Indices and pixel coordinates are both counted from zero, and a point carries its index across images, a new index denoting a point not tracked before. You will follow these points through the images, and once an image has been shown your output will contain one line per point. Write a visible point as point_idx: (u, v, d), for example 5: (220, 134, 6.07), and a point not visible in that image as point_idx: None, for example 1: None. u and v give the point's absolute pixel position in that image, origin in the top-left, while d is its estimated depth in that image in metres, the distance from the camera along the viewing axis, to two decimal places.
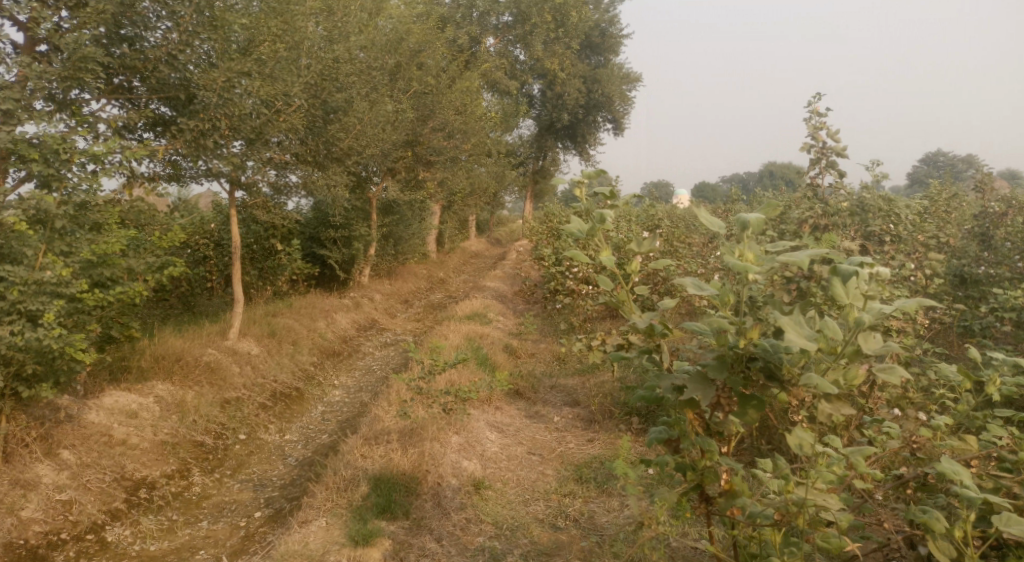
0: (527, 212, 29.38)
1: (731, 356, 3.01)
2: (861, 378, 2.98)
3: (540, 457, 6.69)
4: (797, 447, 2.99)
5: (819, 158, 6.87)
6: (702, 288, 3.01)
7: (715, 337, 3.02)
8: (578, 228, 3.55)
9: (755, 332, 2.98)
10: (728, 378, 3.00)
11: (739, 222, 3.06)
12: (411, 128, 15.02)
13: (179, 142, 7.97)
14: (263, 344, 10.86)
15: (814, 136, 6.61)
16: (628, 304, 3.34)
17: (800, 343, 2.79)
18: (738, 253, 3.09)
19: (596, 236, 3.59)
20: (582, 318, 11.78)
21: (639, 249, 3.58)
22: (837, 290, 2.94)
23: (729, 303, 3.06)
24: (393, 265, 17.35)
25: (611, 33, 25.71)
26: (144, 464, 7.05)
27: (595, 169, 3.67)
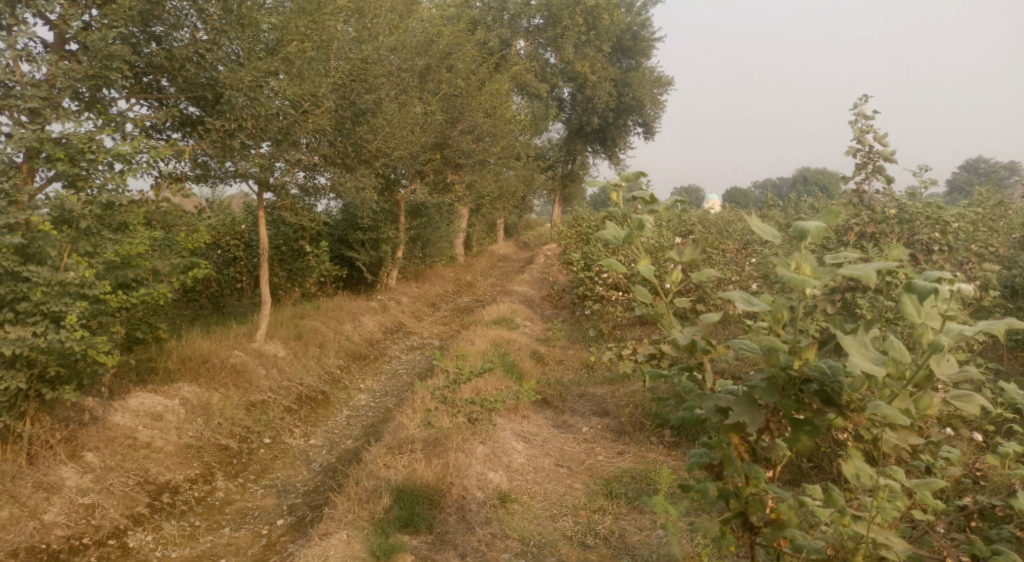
0: (555, 216, 29.21)
1: (783, 379, 2.84)
2: (935, 408, 2.79)
3: (568, 470, 6.53)
4: (855, 477, 2.85)
5: (864, 163, 6.66)
6: (752, 303, 2.84)
7: (765, 357, 2.85)
8: (615, 236, 3.37)
9: (811, 352, 2.81)
10: (779, 402, 2.82)
11: (797, 231, 2.86)
12: (440, 130, 14.93)
13: (207, 142, 7.94)
14: (290, 346, 10.81)
15: (860, 140, 6.45)
16: (668, 318, 3.16)
17: (865, 367, 2.68)
18: (794, 265, 2.89)
19: (634, 244, 3.41)
20: (611, 324, 11.60)
21: (681, 259, 3.39)
22: (909, 309, 2.76)
23: (782, 320, 2.85)
24: (421, 268, 17.28)
25: (643, 35, 25.47)
26: (167, 468, 7.00)
27: (635, 172, 3.47)
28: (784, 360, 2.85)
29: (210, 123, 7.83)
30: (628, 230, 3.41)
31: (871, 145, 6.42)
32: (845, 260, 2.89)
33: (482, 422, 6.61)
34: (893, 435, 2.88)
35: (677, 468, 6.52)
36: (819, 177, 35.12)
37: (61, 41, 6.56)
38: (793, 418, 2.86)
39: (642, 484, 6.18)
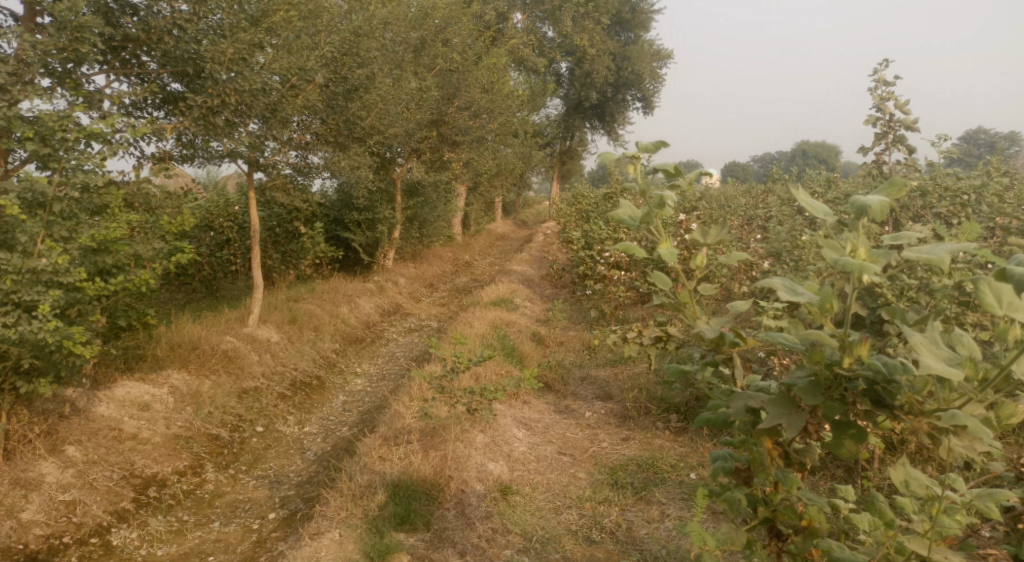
0: (554, 194, 28.83)
1: (827, 377, 2.55)
2: (1019, 417, 2.57)
3: (573, 458, 6.27)
4: (905, 484, 2.67)
5: (884, 133, 6.38)
6: (797, 291, 2.55)
7: (808, 352, 2.57)
8: (629, 215, 3.09)
9: (864, 347, 2.51)
10: (823, 403, 2.54)
11: (855, 207, 2.58)
12: (436, 106, 14.56)
13: (188, 119, 7.57)
14: (284, 330, 10.52)
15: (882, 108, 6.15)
16: (691, 307, 2.86)
17: (941, 370, 2.39)
18: (849, 249, 2.61)
19: (654, 222, 3.09)
20: (613, 305, 11.32)
21: (704, 240, 3.10)
22: (988, 299, 2.55)
23: (832, 310, 2.55)
24: (418, 248, 16.97)
25: (641, 9, 24.95)
26: (155, 460, 6.75)
27: (655, 140, 3.17)
28: (832, 355, 2.57)
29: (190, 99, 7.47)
30: (645, 208, 3.12)
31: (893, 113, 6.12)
32: (906, 241, 2.60)
33: (484, 411, 6.30)
34: (952, 440, 2.57)
35: (686, 455, 6.26)
36: (819, 151, 34.68)
37: (31, 13, 6.22)
38: (836, 421, 2.58)
39: (650, 474, 5.93)
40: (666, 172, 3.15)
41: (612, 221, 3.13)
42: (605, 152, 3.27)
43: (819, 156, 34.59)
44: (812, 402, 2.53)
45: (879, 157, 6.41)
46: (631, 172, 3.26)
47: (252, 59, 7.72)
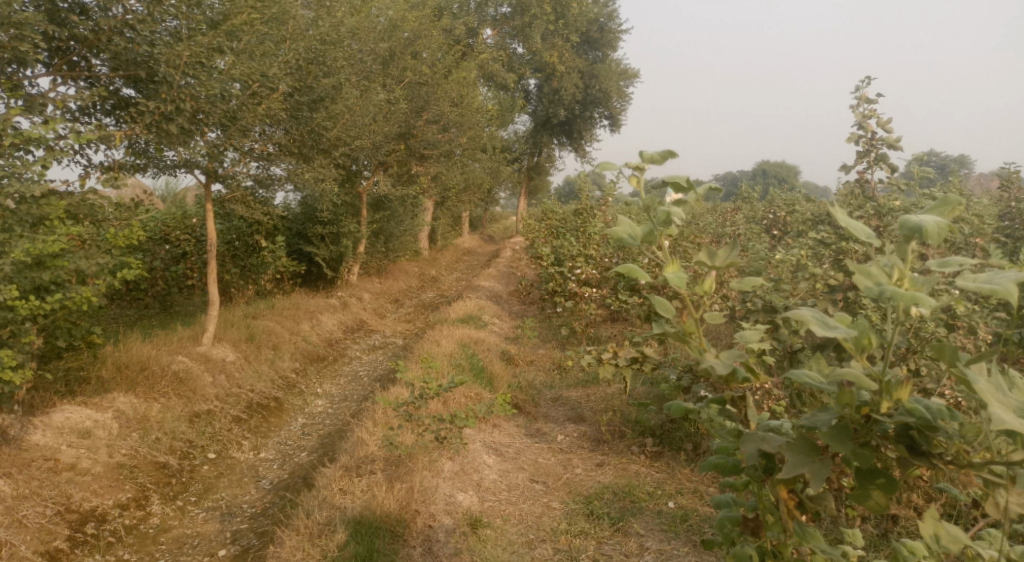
0: (521, 210, 28.57)
1: (855, 421, 2.43)
2: None
3: (545, 486, 5.91)
4: (930, 537, 2.65)
5: (866, 151, 6.14)
6: (829, 327, 2.40)
7: (837, 394, 2.44)
8: (628, 233, 2.80)
9: (904, 391, 2.41)
10: (850, 451, 2.41)
11: (907, 230, 2.45)
12: (404, 119, 14.21)
13: (139, 124, 7.08)
14: (241, 349, 10.02)
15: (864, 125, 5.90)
16: (697, 339, 2.67)
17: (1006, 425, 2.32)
18: (894, 277, 2.51)
19: (656, 241, 2.84)
20: (585, 323, 11.03)
21: (712, 263, 2.81)
22: None
23: (867, 347, 2.42)
24: (383, 263, 16.55)
25: (610, 27, 24.90)
26: (94, 493, 6.28)
27: (663, 150, 2.90)
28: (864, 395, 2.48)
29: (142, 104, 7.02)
30: (647, 226, 2.86)
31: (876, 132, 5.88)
32: (959, 268, 2.43)
33: (452, 440, 5.87)
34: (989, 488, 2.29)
35: (663, 481, 5.93)
36: (781, 171, 34.89)
37: None
38: (864, 470, 2.46)
39: (627, 503, 5.57)
40: (676, 184, 2.97)
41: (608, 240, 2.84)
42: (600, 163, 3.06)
43: (782, 175, 34.79)
44: (840, 450, 2.41)
45: (861, 176, 6.17)
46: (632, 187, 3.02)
47: (210, 64, 7.29)
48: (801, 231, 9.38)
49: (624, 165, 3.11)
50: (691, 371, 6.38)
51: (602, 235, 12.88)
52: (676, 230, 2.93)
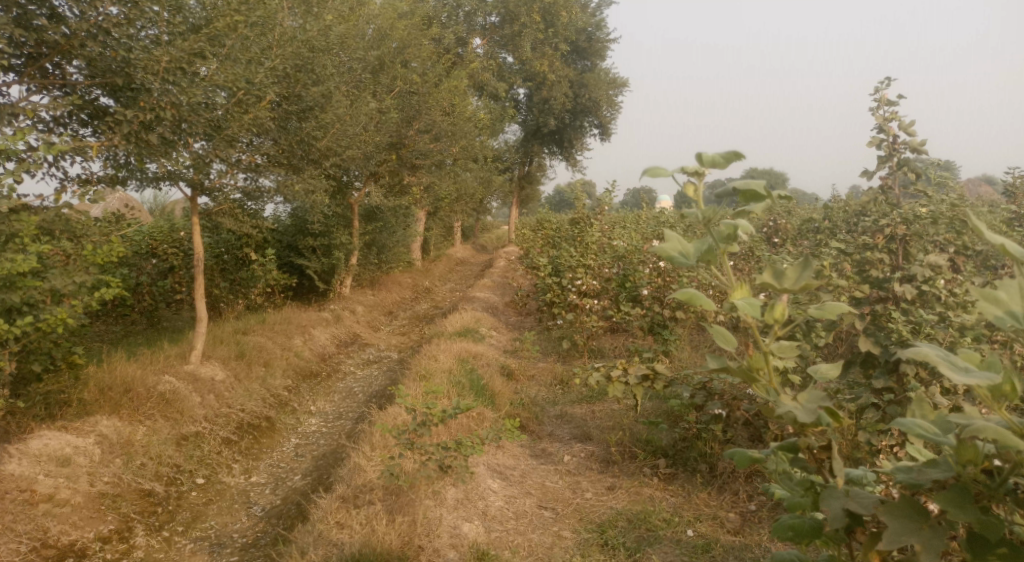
0: (514, 220, 28.26)
1: (974, 482, 2.35)
2: None
3: (554, 513, 5.57)
4: None
5: (889, 156, 5.82)
6: (967, 371, 2.30)
7: (959, 450, 2.36)
8: (677, 252, 2.76)
9: None
10: (976, 519, 2.32)
11: None
12: (395, 129, 13.87)
13: (118, 132, 6.67)
14: (230, 367, 9.64)
15: (886, 129, 5.58)
16: (765, 375, 2.62)
17: None
18: None
19: (717, 259, 2.77)
20: (586, 335, 10.70)
21: (779, 286, 2.64)
22: None
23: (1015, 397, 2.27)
24: (376, 275, 16.20)
25: (599, 36, 24.66)
26: (74, 526, 5.98)
27: (729, 151, 2.68)
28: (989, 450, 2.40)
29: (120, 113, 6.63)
30: (705, 243, 2.76)
31: (898, 136, 5.58)
32: None
33: (457, 468, 5.50)
34: None
35: (679, 506, 5.60)
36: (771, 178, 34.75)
37: None
38: (987, 540, 2.35)
39: (642, 531, 5.23)
40: (749, 192, 2.75)
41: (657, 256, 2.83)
42: (653, 166, 2.84)
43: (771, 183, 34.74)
44: (964, 518, 2.31)
45: (882, 182, 5.87)
46: (689, 194, 2.87)
47: (192, 70, 6.96)
48: (809, 240, 9.09)
49: (677, 171, 2.81)
50: (706, 388, 6.07)
51: (600, 245, 12.58)
52: (738, 245, 2.80)
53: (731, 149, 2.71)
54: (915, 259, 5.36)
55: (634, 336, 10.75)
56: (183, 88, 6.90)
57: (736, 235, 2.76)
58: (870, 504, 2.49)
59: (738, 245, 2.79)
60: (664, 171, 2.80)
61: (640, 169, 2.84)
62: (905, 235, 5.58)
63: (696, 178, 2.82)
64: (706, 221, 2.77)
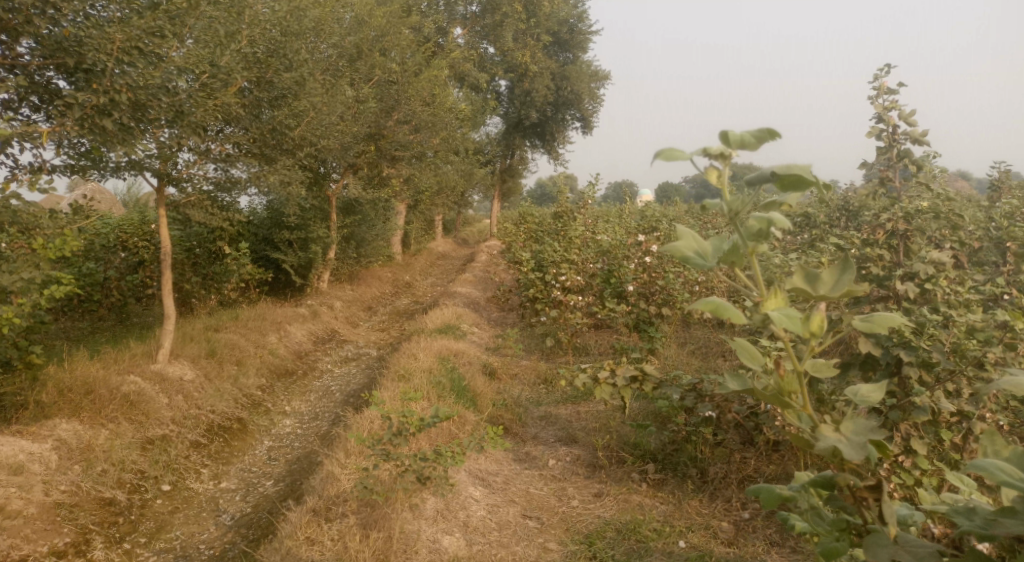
0: (495, 214, 27.89)
1: None
2: None
3: (538, 523, 5.27)
4: None
5: (888, 147, 5.58)
6: None
7: None
8: (693, 253, 2.69)
9: None
10: None
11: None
12: (373, 120, 13.51)
13: (69, 118, 6.24)
14: (200, 366, 9.25)
15: (886, 119, 5.32)
16: (801, 398, 2.70)
17: None
18: None
19: (749, 258, 2.66)
20: (570, 332, 10.41)
21: (815, 292, 2.69)
22: None
23: None
24: (354, 269, 15.80)
25: (581, 28, 24.36)
26: (25, 539, 5.64)
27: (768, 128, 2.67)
28: None
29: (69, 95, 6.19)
30: (740, 233, 2.67)
31: (898, 126, 5.32)
32: None
33: (436, 478, 5.10)
34: None
35: (669, 514, 5.33)
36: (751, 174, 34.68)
37: None
38: None
39: (632, 543, 4.95)
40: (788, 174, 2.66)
41: (669, 253, 2.75)
42: (668, 147, 2.66)
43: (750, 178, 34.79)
44: None
45: (881, 175, 5.64)
46: (713, 179, 2.73)
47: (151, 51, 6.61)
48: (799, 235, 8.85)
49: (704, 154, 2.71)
50: (697, 390, 5.78)
51: (583, 239, 12.29)
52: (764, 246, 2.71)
53: (762, 131, 2.69)
54: (918, 255, 5.14)
55: (619, 333, 10.48)
56: (140, 70, 6.51)
57: (765, 232, 2.66)
58: (926, 556, 2.62)
59: (766, 241, 2.69)
60: (683, 153, 2.64)
61: (654, 151, 2.65)
62: (906, 230, 5.35)
63: (718, 163, 2.71)
64: (732, 215, 2.65)
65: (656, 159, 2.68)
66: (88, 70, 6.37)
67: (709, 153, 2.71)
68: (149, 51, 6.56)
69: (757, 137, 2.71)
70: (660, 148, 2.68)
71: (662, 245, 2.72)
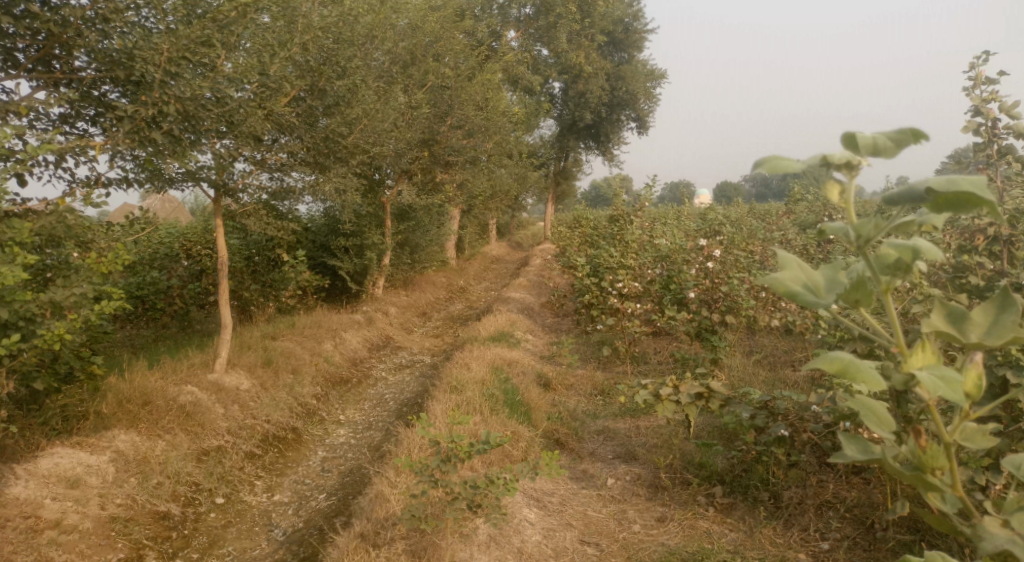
0: (549, 217, 27.65)
1: None
2: None
3: (598, 550, 5.10)
4: None
5: (988, 142, 5.18)
6: None
7: None
8: (801, 287, 2.63)
9: None
10: None
11: None
12: (426, 125, 13.41)
13: (120, 130, 6.25)
14: (257, 375, 9.25)
15: (984, 112, 4.94)
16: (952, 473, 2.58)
17: None
18: None
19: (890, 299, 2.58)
20: (627, 341, 10.14)
21: (967, 341, 2.58)
22: None
23: None
24: (409, 275, 15.75)
25: (636, 28, 23.98)
26: (81, 555, 5.67)
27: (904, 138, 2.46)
28: None
29: (120, 108, 6.20)
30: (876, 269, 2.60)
31: (998, 119, 4.93)
32: None
33: (489, 508, 4.81)
34: None
35: (740, 544, 5.07)
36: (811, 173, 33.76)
37: None
38: None
39: None
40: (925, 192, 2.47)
41: (772, 283, 2.69)
42: (777, 160, 2.54)
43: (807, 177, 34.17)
44: None
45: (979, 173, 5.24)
46: (834, 194, 2.58)
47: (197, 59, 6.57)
48: None
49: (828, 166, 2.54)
50: (768, 408, 5.51)
51: (641, 244, 11.99)
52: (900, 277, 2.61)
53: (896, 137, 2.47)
54: None
55: (679, 341, 10.17)
56: (186, 80, 6.48)
57: (903, 265, 2.58)
58: None
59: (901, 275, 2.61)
60: (791, 165, 2.52)
61: (759, 161, 2.54)
62: (1009, 235, 5.02)
63: (841, 174, 2.55)
64: (862, 243, 2.53)
65: (761, 171, 2.57)
66: (137, 81, 6.35)
67: (829, 161, 2.54)
68: (196, 59, 6.52)
69: (892, 142, 2.49)
70: (766, 157, 2.57)
71: (764, 276, 2.66)
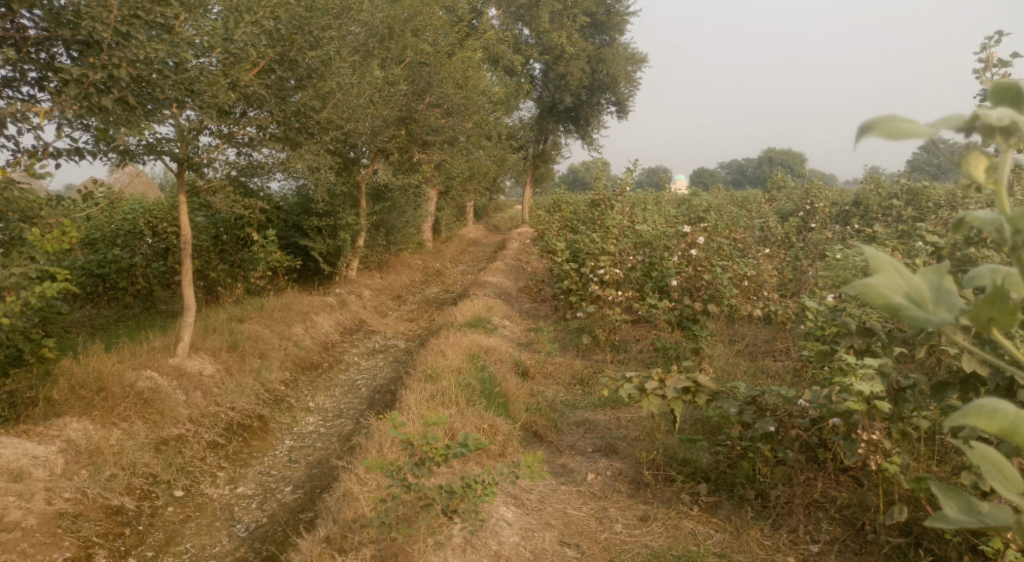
0: (528, 201, 27.31)
1: None
2: None
3: (577, 552, 4.81)
4: None
5: None
6: None
7: None
8: (904, 298, 2.00)
9: None
10: None
11: None
12: (404, 102, 12.95)
13: (66, 96, 5.81)
14: (221, 359, 8.82)
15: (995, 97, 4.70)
16: None
17: None
18: None
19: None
20: (608, 329, 9.84)
21: None
22: None
23: None
24: (384, 257, 15.34)
25: (618, 10, 23.62)
26: (22, 555, 5.32)
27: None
28: None
29: (66, 71, 5.78)
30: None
31: None
32: None
33: (465, 514, 4.48)
34: None
35: (727, 547, 4.80)
36: (787, 159, 33.84)
37: None
38: None
39: None
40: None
41: (862, 291, 2.03)
42: (893, 120, 1.96)
43: (787, 164, 34.08)
44: None
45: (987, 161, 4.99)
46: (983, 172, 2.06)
47: (149, 19, 6.15)
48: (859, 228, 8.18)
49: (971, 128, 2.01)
50: (757, 404, 5.23)
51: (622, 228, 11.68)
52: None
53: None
54: None
55: (660, 330, 9.90)
56: (141, 42, 6.09)
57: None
58: None
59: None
60: (917, 129, 1.94)
61: (875, 122, 1.96)
62: None
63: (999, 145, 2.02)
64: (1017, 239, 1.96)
65: (875, 133, 1.98)
66: (86, 42, 5.93)
67: (978, 125, 2.01)
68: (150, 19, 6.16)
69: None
70: (880, 118, 1.99)
71: (857, 280, 1.99)
